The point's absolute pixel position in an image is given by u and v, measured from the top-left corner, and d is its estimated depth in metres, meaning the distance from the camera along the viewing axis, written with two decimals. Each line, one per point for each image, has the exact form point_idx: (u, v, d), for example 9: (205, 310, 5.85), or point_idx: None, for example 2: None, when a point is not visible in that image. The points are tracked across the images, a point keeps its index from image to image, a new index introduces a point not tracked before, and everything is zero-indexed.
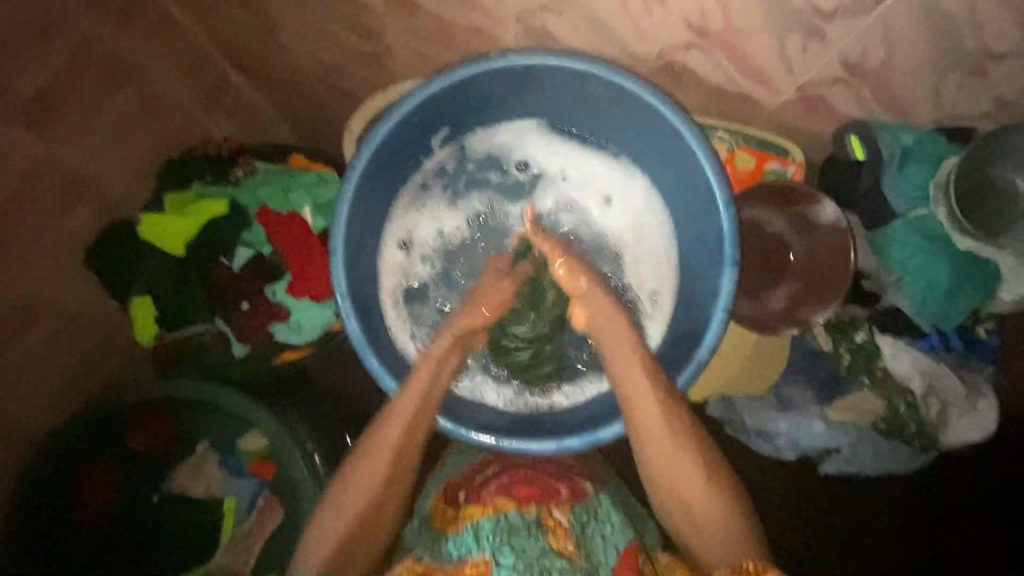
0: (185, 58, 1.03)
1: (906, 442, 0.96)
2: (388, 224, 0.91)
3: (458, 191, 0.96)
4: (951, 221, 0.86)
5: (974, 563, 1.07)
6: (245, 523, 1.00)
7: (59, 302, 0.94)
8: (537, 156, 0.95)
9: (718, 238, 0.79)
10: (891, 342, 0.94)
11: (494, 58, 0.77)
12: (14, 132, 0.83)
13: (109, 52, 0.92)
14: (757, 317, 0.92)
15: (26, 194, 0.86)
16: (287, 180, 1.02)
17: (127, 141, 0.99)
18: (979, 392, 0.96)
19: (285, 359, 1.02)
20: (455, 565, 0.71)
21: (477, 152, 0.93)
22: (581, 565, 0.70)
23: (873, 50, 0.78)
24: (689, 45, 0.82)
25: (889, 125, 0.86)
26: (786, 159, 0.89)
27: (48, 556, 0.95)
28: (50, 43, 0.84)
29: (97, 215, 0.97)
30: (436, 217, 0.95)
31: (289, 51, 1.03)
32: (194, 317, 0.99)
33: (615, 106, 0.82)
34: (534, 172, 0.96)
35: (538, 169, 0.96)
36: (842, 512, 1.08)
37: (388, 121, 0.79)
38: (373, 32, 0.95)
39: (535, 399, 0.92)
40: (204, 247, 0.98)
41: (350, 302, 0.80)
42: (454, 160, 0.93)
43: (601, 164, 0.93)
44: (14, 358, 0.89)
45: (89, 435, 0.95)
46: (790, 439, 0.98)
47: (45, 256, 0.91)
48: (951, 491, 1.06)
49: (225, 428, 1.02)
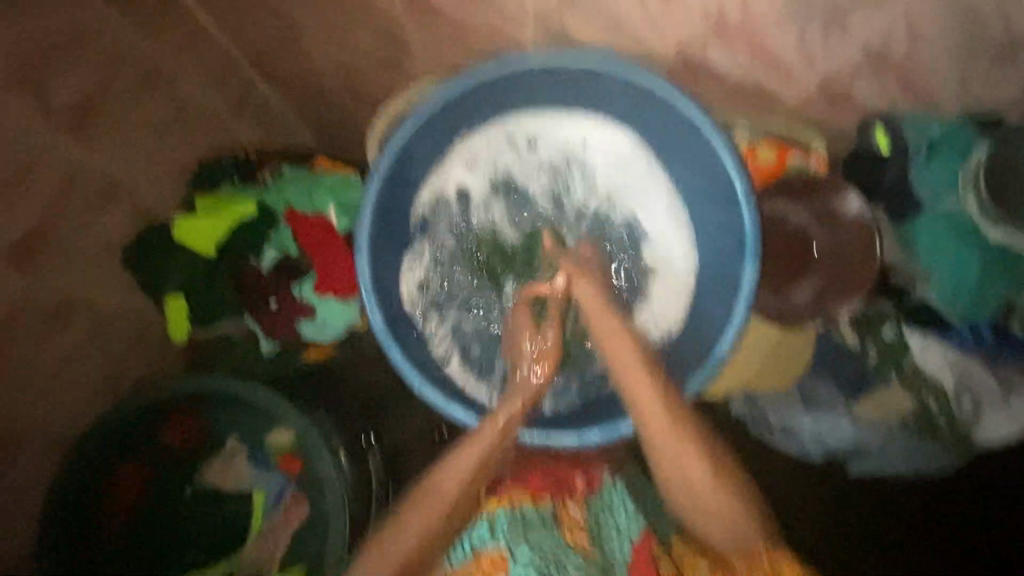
0: (216, 65, 1.08)
1: (940, 439, 0.93)
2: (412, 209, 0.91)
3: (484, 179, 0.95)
4: (981, 209, 0.84)
5: (1011, 560, 1.03)
6: (273, 515, 1.03)
7: (99, 300, 0.99)
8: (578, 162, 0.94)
9: (738, 233, 0.79)
10: (920, 338, 0.92)
11: (513, 58, 0.79)
12: (58, 136, 0.89)
13: (142, 59, 0.98)
14: (780, 312, 0.92)
15: (68, 196, 0.92)
16: (313, 183, 1.05)
17: (161, 146, 1.03)
18: (1019, 390, 0.91)
19: (313, 355, 1.08)
20: (470, 559, 0.72)
21: (519, 152, 0.94)
22: (596, 560, 0.72)
23: (882, 36, 0.81)
24: (704, 39, 0.85)
25: (911, 117, 0.85)
26: (807, 151, 0.89)
27: (79, 551, 0.97)
28: (90, 53, 0.91)
29: (134, 217, 1.01)
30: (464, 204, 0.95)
31: (314, 55, 1.07)
32: (226, 315, 1.03)
33: (632, 103, 0.83)
34: (569, 178, 0.95)
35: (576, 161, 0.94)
36: (871, 510, 1.06)
37: (413, 120, 0.81)
38: (397, 35, 1.00)
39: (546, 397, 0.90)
40: (236, 247, 1.02)
41: (374, 297, 0.81)
42: (498, 160, 0.94)
43: (634, 174, 0.93)
44: (57, 351, 0.94)
45: (126, 431, 0.99)
46: (814, 436, 0.98)
47: (90, 251, 0.96)
48: (986, 484, 1.03)
49: (253, 426, 1.05)
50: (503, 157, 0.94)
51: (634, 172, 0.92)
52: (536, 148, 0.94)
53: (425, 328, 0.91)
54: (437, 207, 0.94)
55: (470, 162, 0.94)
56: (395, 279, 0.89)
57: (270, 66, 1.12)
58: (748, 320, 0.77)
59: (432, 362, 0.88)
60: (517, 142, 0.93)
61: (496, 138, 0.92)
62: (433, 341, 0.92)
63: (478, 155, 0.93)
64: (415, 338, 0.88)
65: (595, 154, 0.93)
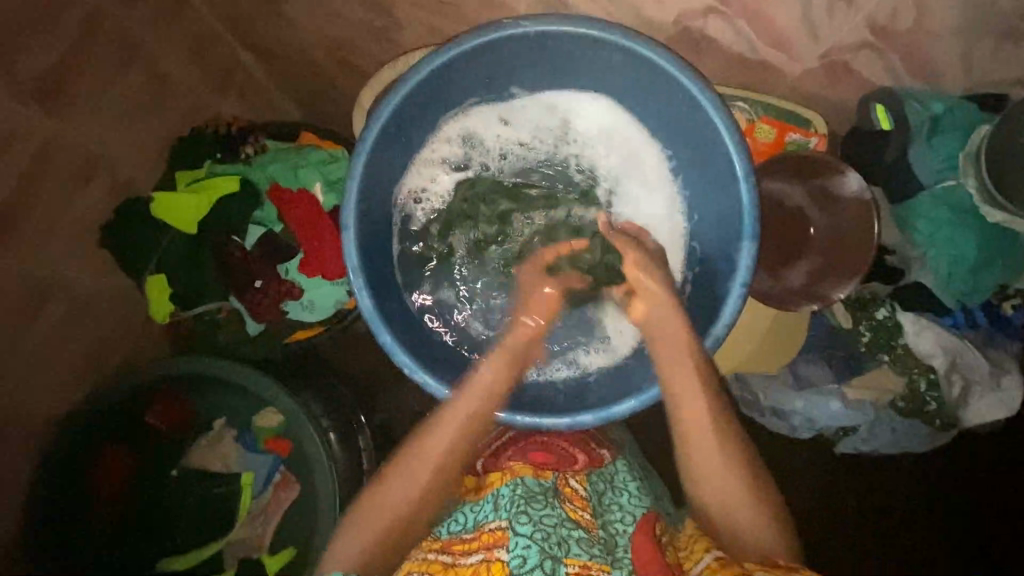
0: (194, 35, 1.03)
1: (926, 420, 0.95)
2: (406, 173, 0.88)
3: (483, 147, 0.91)
4: (980, 191, 0.82)
5: (986, 532, 1.07)
6: (262, 497, 1.02)
7: (75, 281, 0.95)
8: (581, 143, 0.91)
9: (736, 212, 0.77)
10: (914, 319, 0.92)
11: (506, 25, 0.74)
12: (28, 110, 0.83)
13: (120, 27, 0.92)
14: (775, 295, 0.90)
15: (39, 174, 0.86)
16: (297, 159, 1.01)
17: (137, 118, 0.98)
18: (1004, 370, 0.93)
19: (298, 336, 1.02)
20: (472, 533, 0.71)
21: (546, 129, 0.91)
22: (599, 535, 0.70)
23: (900, 14, 0.75)
24: (707, 12, 0.79)
25: (914, 93, 0.82)
26: (807, 131, 0.86)
27: (53, 537, 0.94)
28: (63, 19, 0.84)
29: (110, 194, 0.97)
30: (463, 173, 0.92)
31: (297, 24, 1.02)
32: (208, 296, 1.00)
33: (631, 74, 0.79)
34: (590, 161, 0.92)
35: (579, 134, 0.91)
36: (852, 485, 1.09)
37: (402, 89, 0.76)
38: (382, 5, 0.94)
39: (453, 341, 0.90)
40: (219, 226, 0.98)
41: (362, 278, 0.78)
42: (527, 131, 0.91)
43: (648, 164, 0.88)
44: (34, 336, 0.91)
45: (110, 417, 0.96)
46: (805, 418, 0.98)
47: (65, 231, 0.92)
48: (961, 458, 1.07)
49: (241, 407, 1.03)
50: (531, 125, 0.90)
51: (636, 155, 0.89)
52: (540, 119, 0.90)
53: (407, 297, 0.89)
54: (436, 175, 0.91)
55: (474, 131, 0.90)
56: (383, 253, 0.85)
57: (250, 33, 1.06)
58: (744, 303, 0.75)
59: (425, 339, 0.87)
60: (524, 116, 0.90)
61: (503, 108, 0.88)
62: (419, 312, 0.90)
63: (479, 124, 0.89)
64: (402, 309, 0.86)
65: (604, 131, 0.89)
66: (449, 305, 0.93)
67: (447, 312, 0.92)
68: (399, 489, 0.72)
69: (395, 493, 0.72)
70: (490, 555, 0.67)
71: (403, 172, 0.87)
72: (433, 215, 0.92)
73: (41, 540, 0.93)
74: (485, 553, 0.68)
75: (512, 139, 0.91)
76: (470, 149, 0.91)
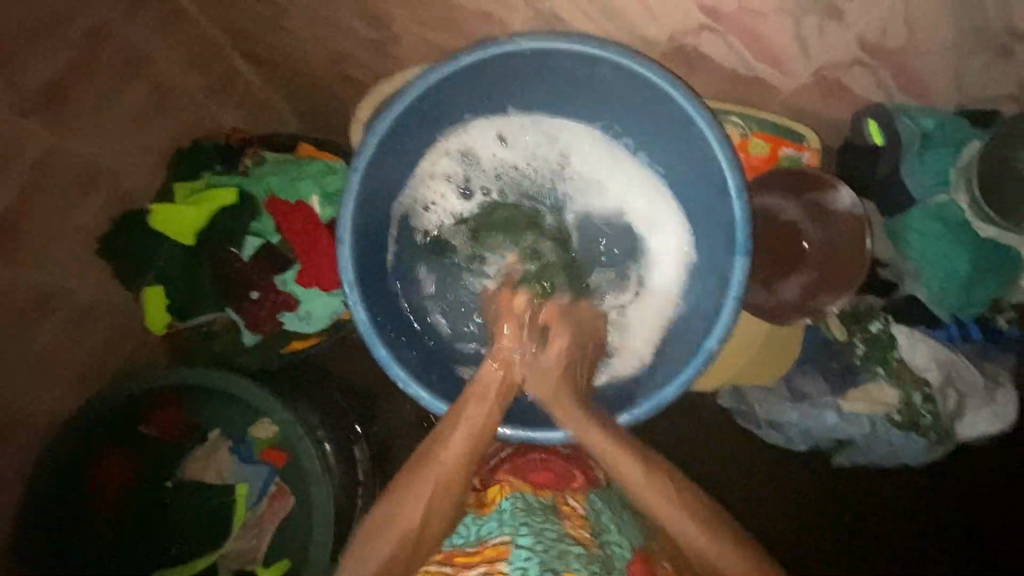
0: (193, 48, 1.04)
1: (923, 434, 0.93)
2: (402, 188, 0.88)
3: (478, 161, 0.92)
4: (971, 205, 0.83)
5: (982, 545, 1.07)
6: (256, 510, 1.02)
7: (72, 292, 0.95)
8: (575, 158, 0.92)
9: (728, 226, 0.77)
10: (907, 333, 0.92)
11: (501, 42, 0.75)
12: (26, 123, 0.83)
13: (119, 40, 0.93)
14: (769, 308, 0.90)
15: (38, 186, 0.87)
16: (295, 171, 1.02)
17: (136, 131, 0.99)
18: (998, 384, 0.93)
19: (296, 346, 1.03)
20: (474, 546, 0.70)
21: (540, 143, 0.91)
22: (597, 553, 0.69)
23: (892, 31, 0.76)
24: (700, 29, 0.80)
25: (905, 107, 0.84)
26: (800, 145, 0.87)
27: (50, 540, 0.95)
28: (62, 33, 0.84)
29: (109, 205, 0.97)
30: (457, 186, 0.92)
31: (295, 38, 1.02)
32: (206, 307, 1.00)
33: (625, 91, 0.80)
34: (583, 180, 0.93)
35: (573, 148, 0.91)
36: (849, 498, 1.09)
37: (399, 105, 0.77)
38: (380, 20, 0.94)
39: (448, 356, 0.90)
40: (218, 237, 0.99)
41: (358, 292, 0.79)
42: (523, 149, 0.92)
43: (640, 184, 0.90)
44: (30, 346, 0.91)
45: (113, 421, 0.97)
46: (802, 430, 0.97)
47: (63, 242, 0.92)
48: (958, 471, 1.07)
49: (237, 416, 1.03)
50: (528, 142, 0.91)
51: (630, 168, 0.90)
52: (534, 133, 0.91)
53: (404, 311, 0.90)
54: (431, 190, 0.91)
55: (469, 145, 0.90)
56: (379, 268, 0.86)
57: (249, 46, 1.07)
58: (736, 317, 0.76)
59: (421, 353, 0.87)
60: (519, 131, 0.90)
61: (497, 123, 0.89)
62: (415, 326, 0.90)
63: (475, 139, 0.89)
64: (398, 323, 0.87)
65: (597, 145, 0.90)
66: (445, 319, 0.93)
67: (443, 326, 0.92)
68: (411, 504, 0.68)
69: (409, 508, 0.67)
70: (492, 568, 0.67)
71: (399, 186, 0.87)
72: (428, 229, 0.93)
73: (37, 543, 0.93)
74: (488, 566, 0.67)
75: (506, 154, 0.92)
76: (466, 165, 0.91)
